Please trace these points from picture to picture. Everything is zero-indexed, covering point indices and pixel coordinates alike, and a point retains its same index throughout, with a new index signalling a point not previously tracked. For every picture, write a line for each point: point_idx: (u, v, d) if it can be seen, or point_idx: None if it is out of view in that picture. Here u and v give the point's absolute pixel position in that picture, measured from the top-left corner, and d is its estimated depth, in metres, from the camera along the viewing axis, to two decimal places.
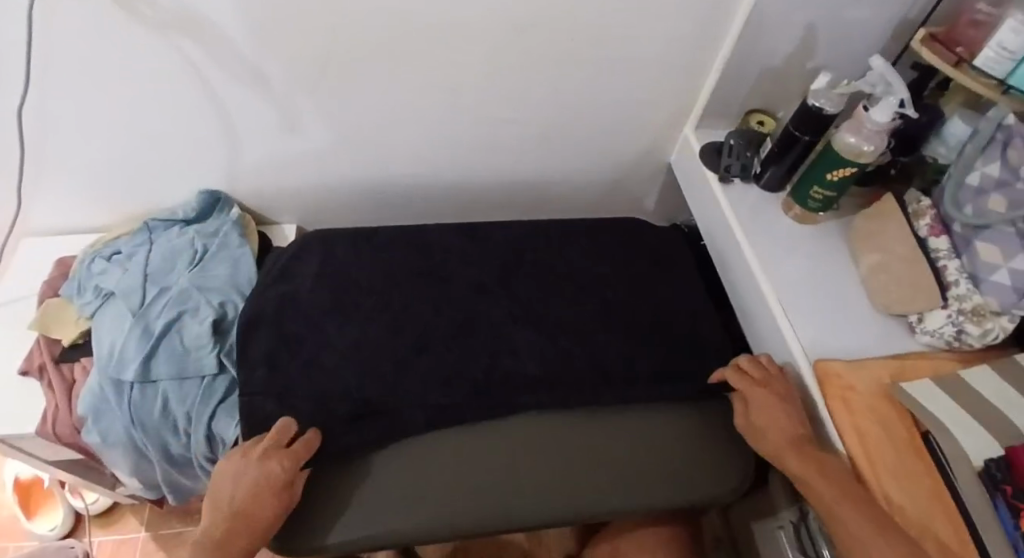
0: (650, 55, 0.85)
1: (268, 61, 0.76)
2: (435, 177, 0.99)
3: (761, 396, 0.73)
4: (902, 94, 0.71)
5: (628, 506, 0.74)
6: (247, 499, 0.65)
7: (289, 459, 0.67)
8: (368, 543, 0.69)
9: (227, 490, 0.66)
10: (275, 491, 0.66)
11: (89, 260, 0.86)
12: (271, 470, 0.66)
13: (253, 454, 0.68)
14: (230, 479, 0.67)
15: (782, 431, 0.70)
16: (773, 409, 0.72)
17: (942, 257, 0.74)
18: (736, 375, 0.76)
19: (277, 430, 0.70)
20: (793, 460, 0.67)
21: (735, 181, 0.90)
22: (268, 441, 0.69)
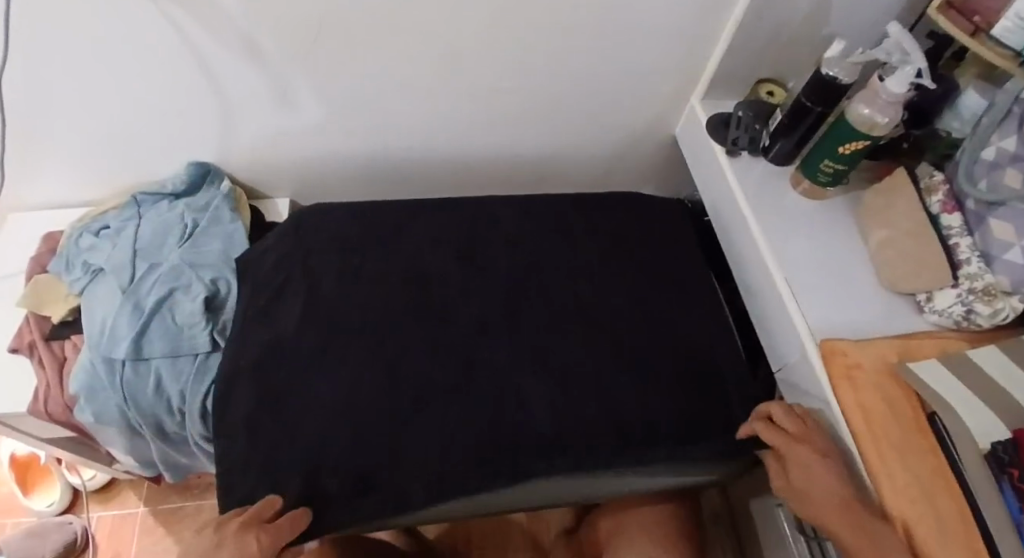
0: (656, 23, 0.81)
1: (260, 29, 0.72)
2: (433, 151, 0.97)
3: (800, 453, 0.67)
4: (921, 64, 0.68)
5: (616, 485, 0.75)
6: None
7: (268, 534, 0.63)
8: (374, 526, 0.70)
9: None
10: None
11: (78, 235, 0.84)
12: (246, 544, 0.62)
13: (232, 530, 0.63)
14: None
15: (825, 493, 0.63)
16: (812, 466, 0.65)
17: (954, 234, 0.72)
18: (767, 430, 0.71)
19: (260, 504, 0.66)
20: (841, 527, 0.61)
21: (743, 154, 0.88)
22: (248, 518, 0.64)
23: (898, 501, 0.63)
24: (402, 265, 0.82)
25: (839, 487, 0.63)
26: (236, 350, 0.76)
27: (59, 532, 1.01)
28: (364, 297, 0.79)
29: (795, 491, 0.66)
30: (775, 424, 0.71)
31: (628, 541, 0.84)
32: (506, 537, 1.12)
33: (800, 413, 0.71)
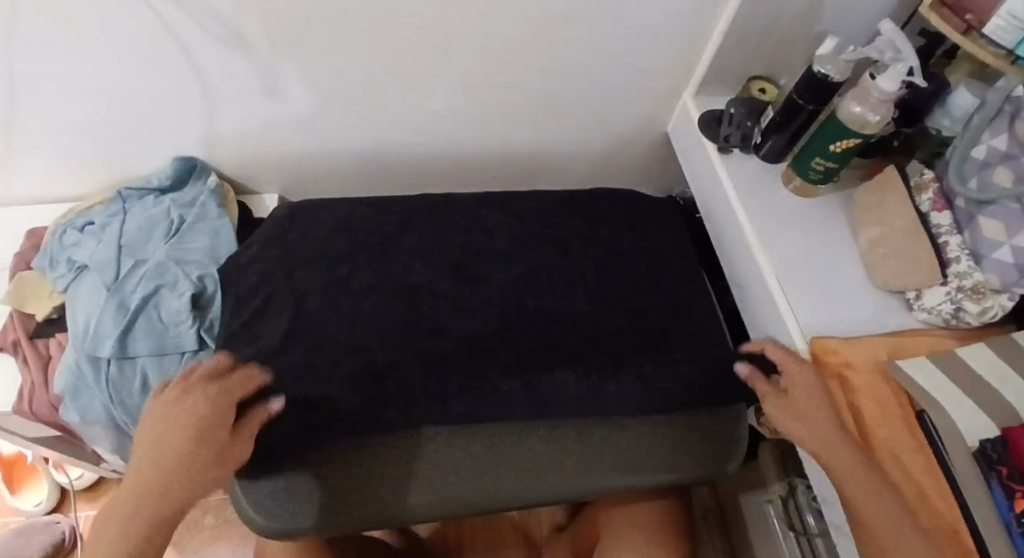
0: (649, 19, 0.81)
1: (249, 21, 0.71)
2: (425, 147, 0.96)
3: (804, 383, 0.68)
4: (912, 62, 0.68)
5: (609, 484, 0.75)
6: (186, 442, 0.59)
7: (215, 389, 0.63)
8: (370, 522, 0.69)
9: (161, 444, 0.59)
10: (198, 422, 0.60)
11: (61, 232, 0.82)
12: (194, 403, 0.61)
13: (183, 396, 0.62)
14: (159, 428, 0.60)
15: (820, 422, 0.65)
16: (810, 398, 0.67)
17: (943, 232, 0.72)
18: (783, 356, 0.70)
19: (211, 362, 0.66)
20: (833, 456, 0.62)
21: (735, 151, 0.88)
22: (197, 381, 0.64)
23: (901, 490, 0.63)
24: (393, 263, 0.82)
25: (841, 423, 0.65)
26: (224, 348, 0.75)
27: (46, 531, 1.00)
28: (354, 295, 0.79)
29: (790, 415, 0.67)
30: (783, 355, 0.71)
31: (618, 535, 0.84)
32: (497, 534, 1.12)
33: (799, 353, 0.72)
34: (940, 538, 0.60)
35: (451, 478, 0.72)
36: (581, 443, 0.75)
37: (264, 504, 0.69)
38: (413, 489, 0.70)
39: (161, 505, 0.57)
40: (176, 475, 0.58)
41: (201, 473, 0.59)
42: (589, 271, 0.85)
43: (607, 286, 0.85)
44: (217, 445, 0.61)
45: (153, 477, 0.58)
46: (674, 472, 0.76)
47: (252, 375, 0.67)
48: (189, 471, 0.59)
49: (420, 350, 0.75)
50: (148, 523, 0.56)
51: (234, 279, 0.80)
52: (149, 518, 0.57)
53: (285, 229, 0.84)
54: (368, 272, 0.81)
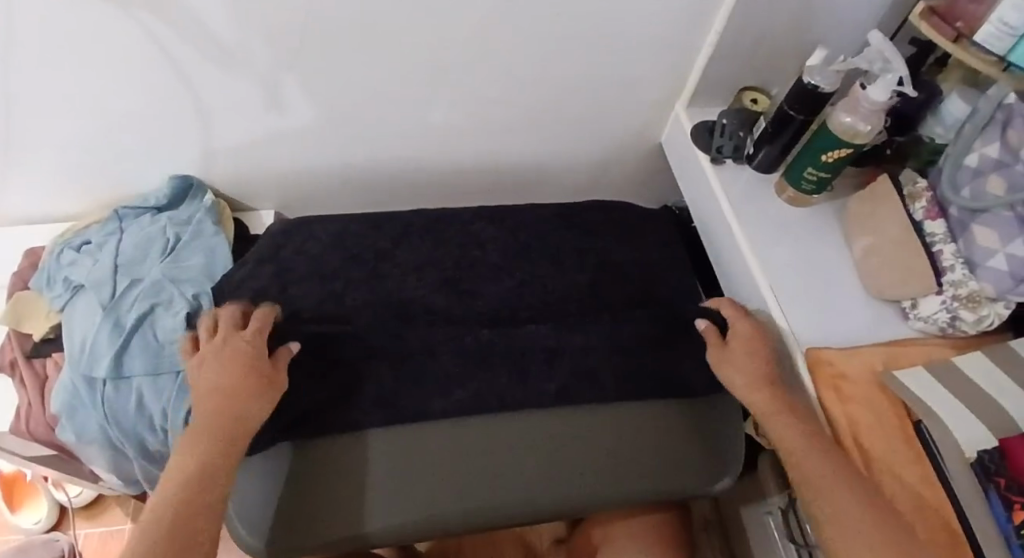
0: (640, 32, 0.81)
1: (240, 42, 0.72)
2: (421, 162, 0.97)
3: (744, 340, 0.74)
4: (902, 72, 0.69)
5: (606, 498, 0.73)
6: (228, 374, 0.64)
7: (251, 333, 0.69)
8: (350, 544, 0.68)
9: (204, 379, 0.64)
10: (247, 358, 0.66)
11: (58, 251, 0.83)
12: (238, 344, 0.67)
13: (218, 340, 0.68)
14: (202, 368, 0.65)
15: (752, 375, 0.71)
16: (751, 354, 0.73)
17: (937, 240, 0.71)
18: (733, 313, 0.77)
19: (230, 311, 0.71)
20: (762, 404, 0.68)
21: (727, 162, 0.88)
22: (224, 329, 0.69)
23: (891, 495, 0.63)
24: (389, 279, 0.82)
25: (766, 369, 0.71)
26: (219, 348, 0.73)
27: (45, 549, 0.99)
28: (348, 311, 0.79)
29: (724, 363, 0.74)
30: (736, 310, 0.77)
31: (620, 550, 0.83)
32: (496, 547, 1.12)
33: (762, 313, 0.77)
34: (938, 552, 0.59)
35: (438, 495, 0.69)
36: (571, 444, 0.75)
37: (241, 502, 0.69)
38: (386, 508, 0.69)
39: (217, 426, 0.61)
40: (238, 399, 0.63)
41: (252, 391, 0.64)
42: (583, 283, 0.86)
43: (600, 299, 0.85)
44: (256, 372, 0.65)
45: (207, 408, 0.62)
46: (673, 485, 0.75)
47: (268, 317, 0.72)
48: (235, 397, 0.63)
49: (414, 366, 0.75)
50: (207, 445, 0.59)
51: (229, 296, 0.80)
52: (208, 440, 0.60)
53: (280, 245, 0.84)
54: (364, 288, 0.81)
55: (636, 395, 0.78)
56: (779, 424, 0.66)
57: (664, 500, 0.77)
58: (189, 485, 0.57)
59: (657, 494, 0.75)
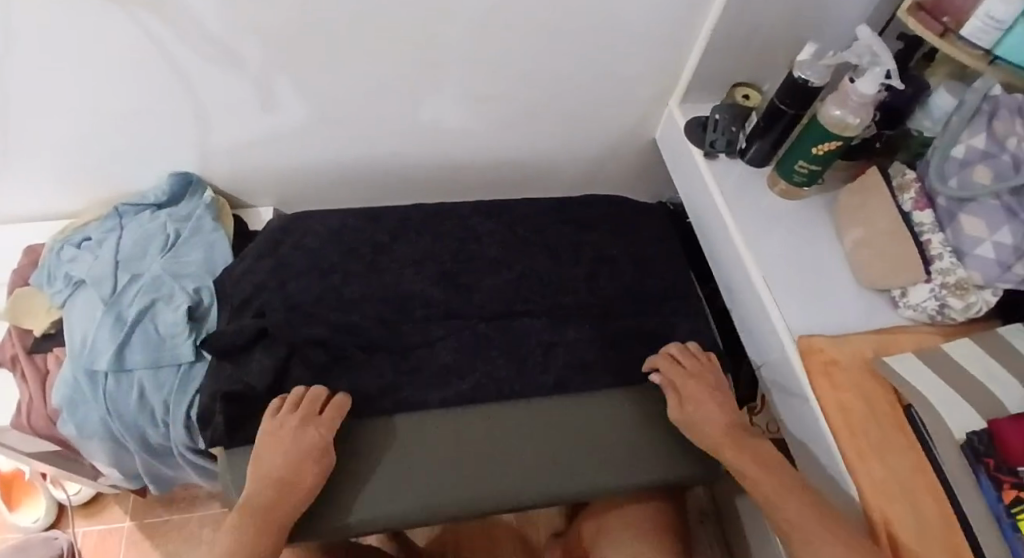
0: (634, 29, 0.83)
1: (239, 41, 0.73)
2: (419, 158, 0.98)
3: (696, 388, 0.75)
4: (890, 65, 0.70)
5: (605, 485, 0.74)
6: (297, 465, 0.65)
7: (325, 427, 0.68)
8: (351, 530, 0.68)
9: (269, 464, 0.65)
10: (316, 457, 0.66)
11: (58, 248, 0.83)
12: (311, 437, 0.66)
13: (294, 423, 0.67)
14: (270, 450, 0.66)
15: (716, 421, 0.71)
16: (710, 405, 0.73)
17: (925, 230, 0.72)
18: (670, 365, 0.78)
19: (311, 395, 0.70)
20: (734, 458, 0.68)
21: (720, 157, 0.89)
22: (303, 413, 0.68)
23: (876, 493, 0.63)
24: (389, 273, 0.83)
25: (728, 419, 0.72)
26: (221, 337, 0.75)
27: (44, 547, 0.99)
28: (348, 304, 0.80)
29: (690, 413, 0.73)
30: (676, 360, 0.79)
31: (615, 539, 0.83)
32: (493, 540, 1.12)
33: (696, 353, 0.80)
34: (935, 535, 0.60)
35: (438, 480, 0.70)
36: (568, 435, 0.75)
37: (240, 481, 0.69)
38: (372, 503, 0.68)
39: (273, 518, 0.62)
40: (293, 494, 0.63)
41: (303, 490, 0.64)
42: (580, 271, 0.87)
43: (596, 292, 0.86)
44: (318, 472, 0.66)
45: (265, 496, 0.63)
46: (672, 469, 0.76)
47: (345, 408, 0.71)
48: (288, 491, 0.63)
49: (417, 357, 0.78)
50: (259, 535, 0.61)
51: (230, 288, 0.80)
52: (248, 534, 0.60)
53: (279, 239, 0.85)
54: (364, 283, 0.82)
55: (630, 376, 0.80)
56: (760, 472, 0.66)
57: (657, 487, 0.77)
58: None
59: (656, 480, 0.76)
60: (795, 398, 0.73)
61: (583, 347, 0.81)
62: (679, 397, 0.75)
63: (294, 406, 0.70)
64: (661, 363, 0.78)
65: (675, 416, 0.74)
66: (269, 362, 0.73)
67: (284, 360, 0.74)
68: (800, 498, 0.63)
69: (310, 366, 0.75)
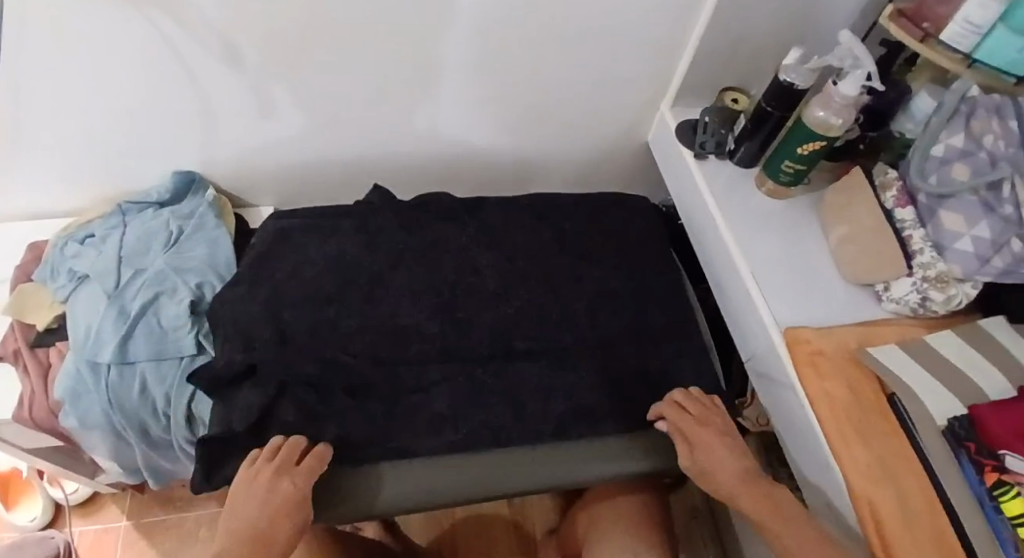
0: (626, 34, 0.85)
1: (245, 42, 0.75)
2: (417, 158, 1.00)
3: (708, 435, 0.71)
4: (871, 68, 0.73)
5: (599, 472, 0.76)
6: (270, 521, 0.62)
7: (302, 477, 0.65)
8: (345, 516, 0.70)
9: (240, 516, 0.62)
10: (291, 510, 0.63)
11: (62, 244, 0.84)
12: (285, 490, 0.64)
13: (269, 472, 0.65)
14: (241, 502, 0.63)
15: (730, 466, 0.67)
16: (720, 450, 0.69)
17: (907, 226, 0.75)
18: (676, 412, 0.75)
19: (289, 444, 0.68)
20: (750, 505, 0.64)
21: (710, 158, 0.92)
22: (279, 462, 0.66)
23: (862, 480, 0.64)
24: (387, 269, 0.85)
25: (742, 464, 0.68)
26: (211, 372, 0.74)
27: (40, 547, 1.00)
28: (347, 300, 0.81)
29: (701, 460, 0.69)
30: (681, 407, 0.76)
31: (603, 533, 0.84)
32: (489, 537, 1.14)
33: (700, 398, 0.77)
34: (920, 518, 0.61)
35: (433, 469, 0.73)
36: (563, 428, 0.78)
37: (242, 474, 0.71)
38: (367, 491, 0.71)
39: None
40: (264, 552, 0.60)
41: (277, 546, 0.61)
42: (579, 299, 0.86)
43: (590, 289, 0.88)
44: (295, 522, 0.63)
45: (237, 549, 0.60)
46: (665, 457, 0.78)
47: (326, 457, 0.68)
48: (260, 548, 0.60)
49: (410, 402, 0.76)
50: None
51: (221, 315, 0.79)
52: None
53: (269, 270, 0.83)
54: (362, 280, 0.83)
55: (631, 422, 0.78)
56: (772, 520, 0.63)
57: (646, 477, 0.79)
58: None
59: (649, 469, 0.77)
60: (783, 389, 0.75)
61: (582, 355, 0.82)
62: (687, 444, 0.71)
63: (270, 456, 0.67)
64: (666, 412, 0.75)
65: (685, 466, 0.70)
66: (258, 400, 0.72)
67: (273, 398, 0.73)
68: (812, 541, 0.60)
69: (300, 410, 0.73)
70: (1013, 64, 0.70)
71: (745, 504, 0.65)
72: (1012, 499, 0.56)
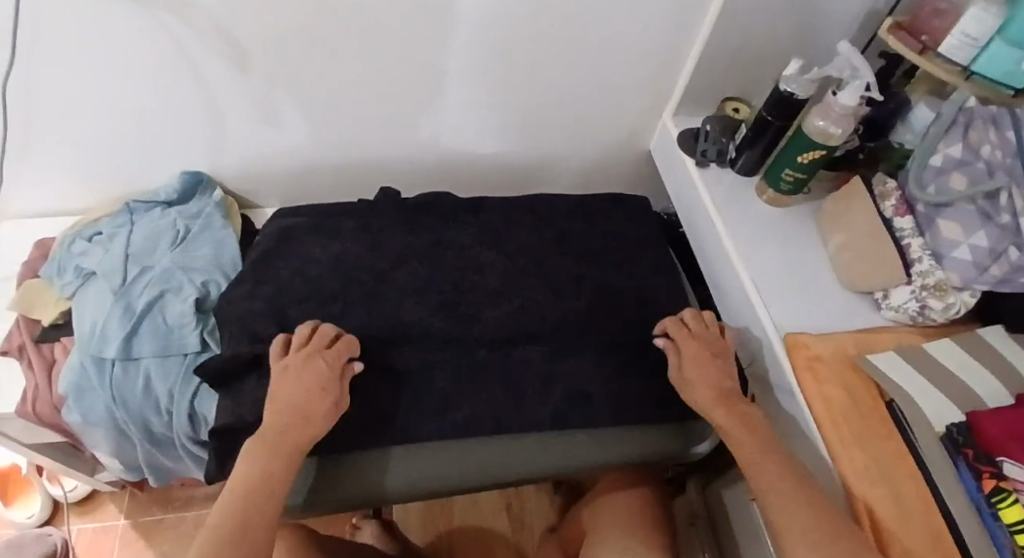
0: (632, 40, 0.86)
1: (253, 43, 0.76)
2: (421, 161, 1.01)
3: (694, 349, 0.76)
4: (869, 78, 0.74)
5: (592, 460, 0.79)
6: (310, 393, 0.67)
7: (332, 357, 0.70)
8: (357, 501, 0.73)
9: (286, 392, 0.67)
10: (327, 383, 0.68)
11: (70, 241, 0.86)
12: (319, 367, 0.69)
13: (299, 359, 0.69)
14: (279, 386, 0.68)
15: (710, 381, 0.74)
16: (706, 362, 0.76)
17: (906, 235, 0.75)
18: (676, 325, 0.79)
19: (317, 333, 0.72)
20: (723, 417, 0.71)
21: (712, 165, 0.93)
22: (311, 346, 0.71)
23: (860, 482, 0.65)
24: (390, 269, 0.85)
25: (721, 380, 0.74)
26: (212, 369, 0.74)
27: (38, 544, 1.00)
28: (349, 300, 0.81)
29: (687, 370, 0.75)
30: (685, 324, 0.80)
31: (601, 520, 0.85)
32: (487, 544, 1.15)
33: (707, 321, 0.80)
34: (920, 519, 0.62)
35: (440, 465, 0.75)
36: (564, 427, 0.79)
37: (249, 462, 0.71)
38: (379, 480, 0.73)
39: (290, 438, 0.64)
40: (309, 415, 0.65)
41: (321, 414, 0.66)
42: (580, 299, 0.86)
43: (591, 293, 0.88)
44: (331, 396, 0.67)
45: (281, 421, 0.65)
46: (655, 446, 0.81)
47: (352, 346, 0.73)
48: (308, 418, 0.65)
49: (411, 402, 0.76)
50: (274, 463, 0.62)
51: (224, 314, 0.79)
52: (276, 459, 0.63)
53: (273, 269, 0.84)
54: (365, 280, 0.84)
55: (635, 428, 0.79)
56: (742, 431, 0.69)
57: (636, 464, 0.82)
58: (254, 489, 0.61)
59: (638, 456, 0.81)
60: (783, 395, 0.76)
61: (583, 364, 0.80)
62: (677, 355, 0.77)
63: (300, 345, 0.71)
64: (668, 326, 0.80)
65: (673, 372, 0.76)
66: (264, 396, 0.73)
67: None
68: (783, 474, 0.65)
69: None
70: (1010, 75, 0.72)
71: (717, 414, 0.71)
72: (1011, 505, 0.56)
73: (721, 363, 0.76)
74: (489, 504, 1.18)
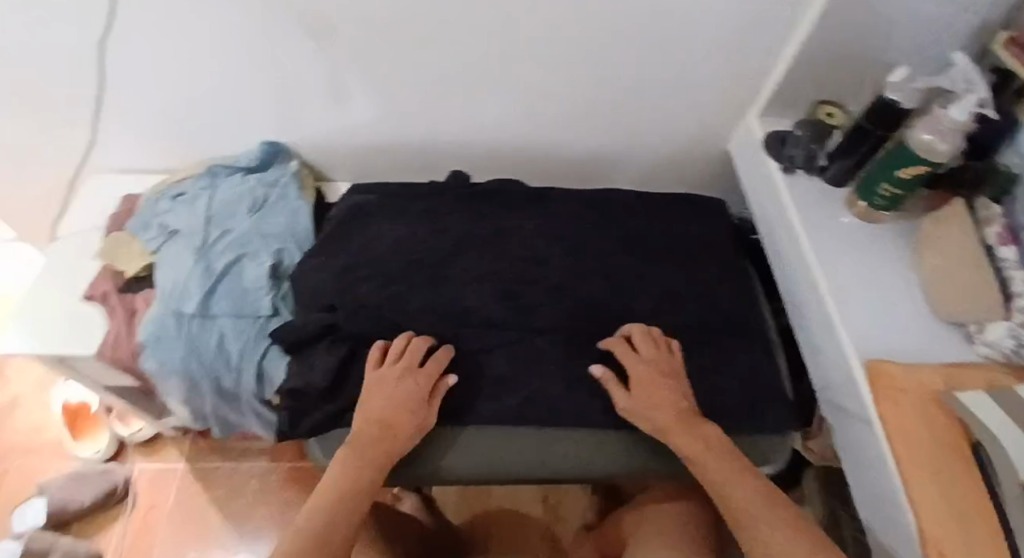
0: (727, 37, 0.83)
1: (340, 21, 0.76)
2: (495, 143, 0.99)
3: (648, 375, 0.74)
4: (984, 94, 0.69)
5: (650, 467, 0.77)
6: (396, 411, 0.70)
7: (423, 378, 0.73)
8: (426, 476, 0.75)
9: (376, 405, 0.71)
10: (415, 405, 0.71)
11: (157, 198, 0.89)
12: (410, 387, 0.71)
13: (396, 373, 0.72)
14: (373, 397, 0.71)
15: (665, 406, 0.72)
16: (656, 387, 0.74)
17: (1008, 265, 0.72)
18: (625, 349, 0.77)
19: (410, 347, 0.74)
20: (683, 443, 0.70)
21: (798, 172, 0.89)
22: (406, 363, 0.73)
23: (934, 528, 0.62)
24: (457, 252, 0.85)
25: (675, 404, 0.73)
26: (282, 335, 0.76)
27: (101, 480, 1.06)
28: (414, 281, 0.82)
29: (640, 398, 0.73)
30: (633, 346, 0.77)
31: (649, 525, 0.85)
32: None
33: (656, 339, 0.78)
34: None
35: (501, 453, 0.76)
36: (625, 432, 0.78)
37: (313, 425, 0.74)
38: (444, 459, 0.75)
39: (378, 453, 0.68)
40: (393, 431, 0.69)
41: (403, 431, 0.70)
42: (646, 301, 0.84)
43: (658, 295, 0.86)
44: (417, 419, 0.71)
45: (370, 433, 0.69)
46: None
47: (447, 360, 0.75)
48: (393, 433, 0.69)
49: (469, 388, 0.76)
50: (360, 472, 0.66)
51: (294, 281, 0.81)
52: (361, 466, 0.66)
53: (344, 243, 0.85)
54: (431, 263, 0.83)
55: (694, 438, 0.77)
56: (713, 456, 0.69)
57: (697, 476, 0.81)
58: (343, 496, 0.64)
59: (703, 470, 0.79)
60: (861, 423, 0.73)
61: None
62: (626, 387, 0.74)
63: (396, 355, 0.74)
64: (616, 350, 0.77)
65: (623, 399, 0.74)
66: (332, 361, 0.75)
67: (346, 362, 0.76)
68: (760, 501, 0.64)
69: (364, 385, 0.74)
70: None
71: (679, 440, 0.71)
72: None
73: (674, 387, 0.74)
74: (527, 492, 1.19)
